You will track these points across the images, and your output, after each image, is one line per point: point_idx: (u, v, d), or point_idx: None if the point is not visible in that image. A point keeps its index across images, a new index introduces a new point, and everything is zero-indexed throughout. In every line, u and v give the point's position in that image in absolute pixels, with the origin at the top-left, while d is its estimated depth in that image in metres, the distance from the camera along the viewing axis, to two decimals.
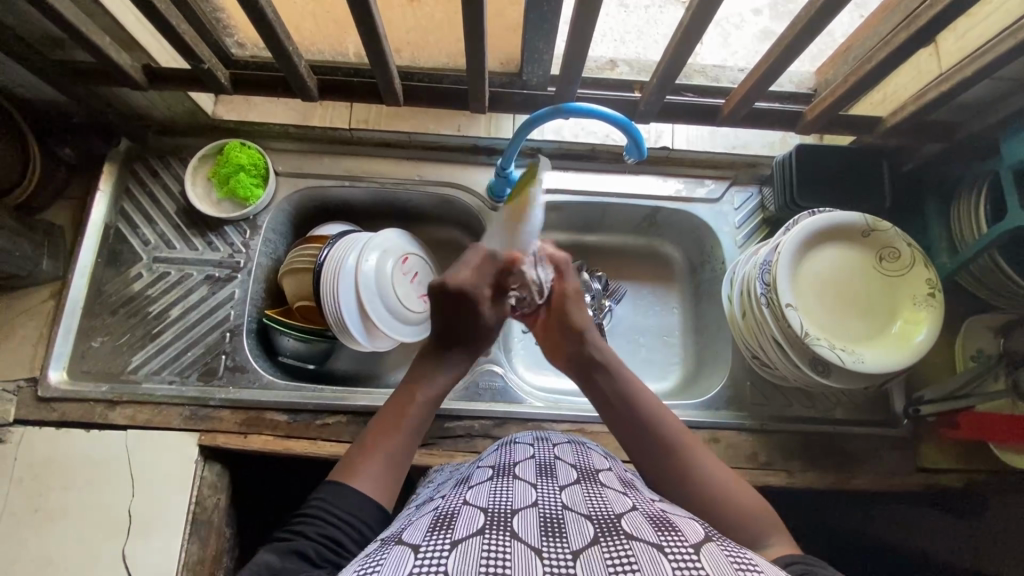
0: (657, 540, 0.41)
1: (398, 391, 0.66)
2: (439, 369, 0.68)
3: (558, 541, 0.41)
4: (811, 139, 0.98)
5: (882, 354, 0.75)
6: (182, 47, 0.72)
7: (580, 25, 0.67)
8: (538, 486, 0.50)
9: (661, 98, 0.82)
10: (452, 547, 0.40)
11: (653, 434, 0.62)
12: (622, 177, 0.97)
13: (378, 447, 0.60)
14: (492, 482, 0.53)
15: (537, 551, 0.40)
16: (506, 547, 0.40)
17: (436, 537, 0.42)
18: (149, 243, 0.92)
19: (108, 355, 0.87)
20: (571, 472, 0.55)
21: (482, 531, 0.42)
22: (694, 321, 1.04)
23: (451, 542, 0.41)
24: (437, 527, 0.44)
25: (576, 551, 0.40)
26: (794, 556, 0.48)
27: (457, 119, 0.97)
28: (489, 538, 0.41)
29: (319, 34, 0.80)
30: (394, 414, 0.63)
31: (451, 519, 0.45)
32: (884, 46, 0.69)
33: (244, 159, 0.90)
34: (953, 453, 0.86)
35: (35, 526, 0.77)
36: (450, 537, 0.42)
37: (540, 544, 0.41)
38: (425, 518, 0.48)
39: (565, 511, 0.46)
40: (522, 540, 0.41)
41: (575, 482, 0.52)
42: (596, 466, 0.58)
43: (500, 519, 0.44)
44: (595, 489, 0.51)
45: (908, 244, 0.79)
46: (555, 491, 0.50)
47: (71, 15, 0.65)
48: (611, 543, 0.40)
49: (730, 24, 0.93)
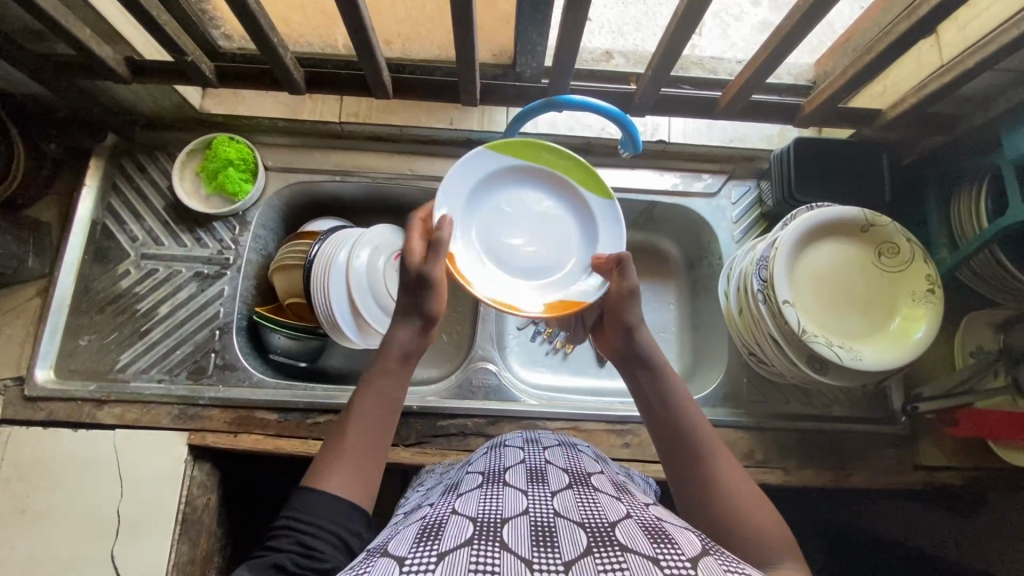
0: (652, 551, 0.40)
1: (360, 386, 0.62)
2: (400, 359, 0.63)
3: (549, 552, 0.40)
4: (810, 133, 0.97)
5: (881, 351, 0.74)
6: (165, 39, 0.70)
7: (573, 15, 0.65)
8: (529, 493, 0.49)
9: (656, 90, 0.80)
10: (439, 559, 0.39)
11: (677, 427, 0.59)
12: (617, 171, 0.96)
13: (344, 449, 0.56)
14: (482, 489, 0.51)
15: (527, 563, 0.39)
16: (494, 559, 0.39)
17: (423, 548, 0.41)
18: (137, 239, 0.90)
19: (96, 353, 0.86)
20: (562, 476, 0.54)
21: (470, 542, 0.41)
22: (691, 317, 1.03)
23: (438, 554, 0.40)
24: (424, 537, 0.43)
25: (568, 562, 0.39)
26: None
27: (449, 112, 0.95)
28: (477, 549, 0.40)
29: (307, 25, 0.78)
30: (357, 412, 0.59)
31: (439, 528, 0.44)
32: (885, 36, 0.68)
33: (232, 153, 0.88)
34: (951, 451, 0.85)
35: (22, 527, 0.76)
36: (437, 548, 0.41)
37: (530, 555, 0.40)
38: (412, 527, 0.46)
39: (557, 518, 0.45)
40: (511, 552, 0.40)
41: (567, 487, 0.51)
42: (588, 471, 0.57)
43: (489, 529, 0.43)
44: (587, 494, 0.50)
45: (907, 240, 0.77)
46: (547, 497, 0.49)
47: (49, 7, 0.63)
48: (604, 555, 0.39)
49: (729, 16, 0.92)
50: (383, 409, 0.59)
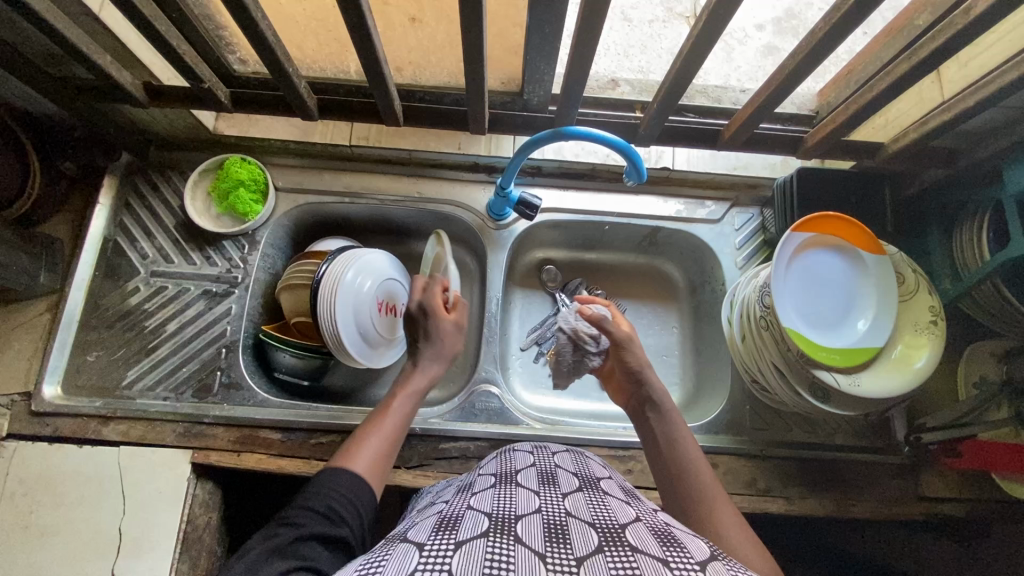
0: (661, 553, 0.40)
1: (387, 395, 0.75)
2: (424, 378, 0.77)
3: (562, 547, 0.40)
4: (813, 162, 0.98)
5: (883, 380, 0.74)
6: (183, 66, 0.72)
7: (582, 47, 0.66)
8: (541, 493, 0.50)
9: (662, 120, 0.81)
10: (458, 547, 0.40)
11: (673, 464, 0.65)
12: (622, 196, 0.97)
13: (374, 441, 0.69)
14: (495, 489, 0.52)
15: (541, 555, 0.39)
16: (510, 550, 0.39)
17: (441, 537, 0.41)
18: (147, 257, 0.92)
19: (103, 369, 0.87)
20: (572, 480, 0.54)
21: (487, 533, 0.41)
22: (694, 343, 1.03)
23: (457, 543, 0.40)
24: (441, 528, 0.43)
25: (581, 557, 0.39)
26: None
27: (458, 137, 0.97)
28: (493, 541, 0.40)
29: (321, 53, 0.80)
30: (385, 417, 0.72)
31: (455, 521, 0.44)
32: (886, 74, 0.69)
33: (244, 174, 0.90)
34: (954, 482, 0.85)
35: (25, 542, 0.76)
36: (455, 537, 0.41)
37: (544, 549, 0.40)
38: (428, 520, 0.47)
39: (569, 518, 0.45)
40: (526, 545, 0.40)
41: (577, 490, 0.52)
42: (597, 475, 0.58)
43: (504, 523, 0.43)
44: (598, 497, 0.51)
45: (913, 270, 0.78)
46: (558, 498, 0.49)
47: (72, 34, 0.65)
48: (615, 552, 0.40)
49: (735, 39, 0.97)
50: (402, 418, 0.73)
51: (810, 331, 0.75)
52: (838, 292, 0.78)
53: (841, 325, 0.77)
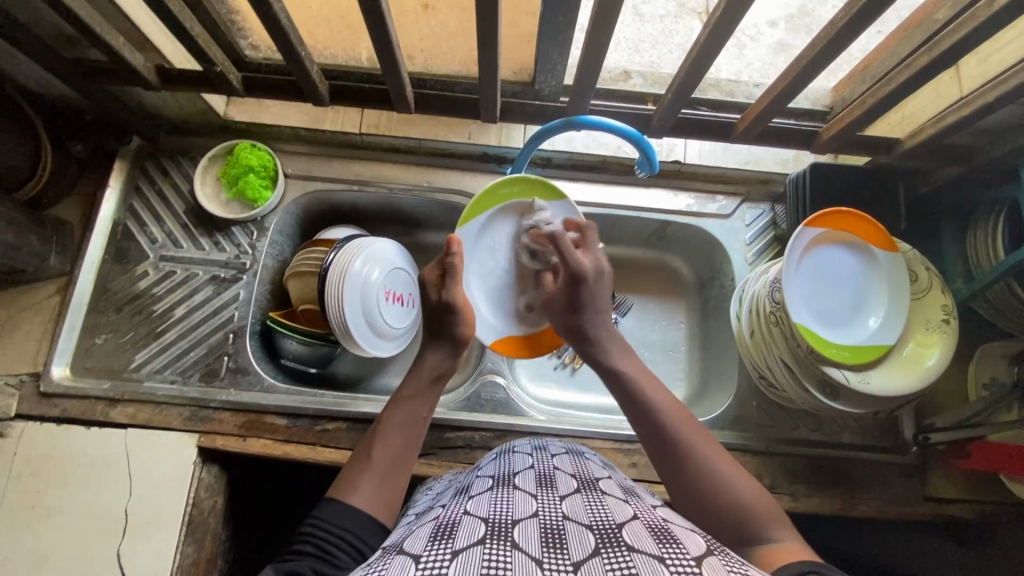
0: (658, 550, 0.40)
1: (389, 406, 0.67)
2: (427, 382, 0.69)
3: (559, 552, 0.40)
4: (827, 158, 0.97)
5: (892, 379, 0.74)
6: (196, 50, 0.72)
7: (596, 37, 0.66)
8: (538, 496, 0.49)
9: (675, 112, 0.81)
10: (453, 557, 0.39)
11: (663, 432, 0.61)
12: (632, 189, 0.96)
13: (369, 472, 0.60)
14: (492, 492, 0.52)
15: (538, 561, 0.39)
16: (507, 557, 0.39)
17: (437, 547, 0.41)
18: (156, 241, 0.92)
19: (112, 352, 0.87)
20: (570, 481, 0.54)
21: (483, 540, 0.41)
22: (701, 339, 1.03)
23: (452, 552, 0.40)
24: (438, 536, 0.43)
25: (578, 563, 0.39)
26: (808, 565, 0.44)
27: (468, 127, 0.97)
28: (490, 547, 0.40)
29: (333, 38, 0.80)
30: (385, 437, 0.63)
31: (452, 528, 0.44)
32: (904, 68, 0.68)
33: (253, 160, 0.89)
34: (962, 483, 0.84)
35: (30, 522, 0.76)
36: (451, 546, 0.41)
37: (541, 555, 0.40)
38: (425, 527, 0.47)
39: (566, 521, 0.45)
40: (523, 551, 0.40)
41: (575, 491, 0.51)
42: (596, 476, 0.57)
43: (500, 528, 0.43)
44: (596, 498, 0.50)
45: (926, 268, 0.77)
46: (556, 501, 0.49)
47: (87, 16, 0.65)
48: (612, 554, 0.39)
49: (747, 35, 0.96)
50: (405, 437, 0.64)
51: (821, 328, 0.75)
52: (848, 290, 0.78)
53: (852, 325, 0.77)
